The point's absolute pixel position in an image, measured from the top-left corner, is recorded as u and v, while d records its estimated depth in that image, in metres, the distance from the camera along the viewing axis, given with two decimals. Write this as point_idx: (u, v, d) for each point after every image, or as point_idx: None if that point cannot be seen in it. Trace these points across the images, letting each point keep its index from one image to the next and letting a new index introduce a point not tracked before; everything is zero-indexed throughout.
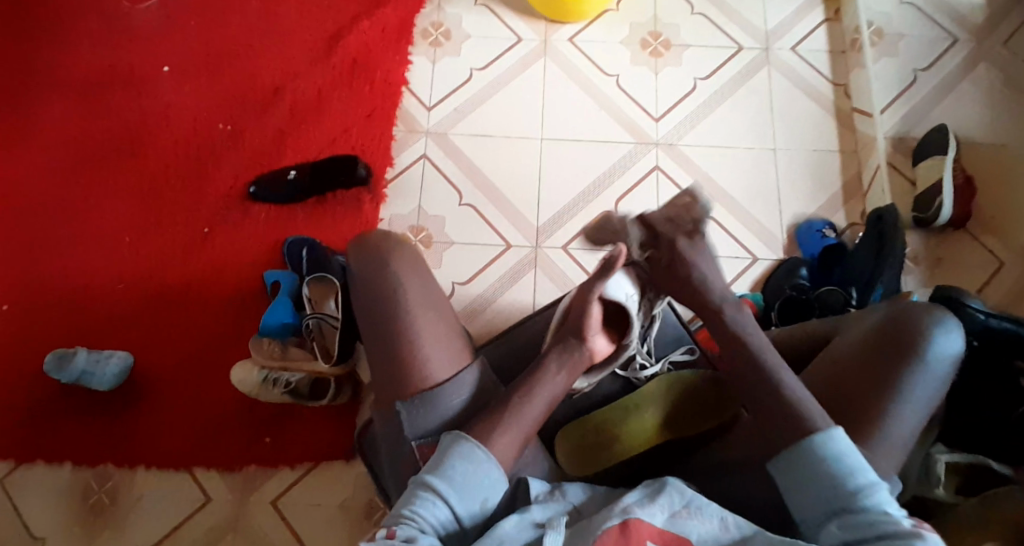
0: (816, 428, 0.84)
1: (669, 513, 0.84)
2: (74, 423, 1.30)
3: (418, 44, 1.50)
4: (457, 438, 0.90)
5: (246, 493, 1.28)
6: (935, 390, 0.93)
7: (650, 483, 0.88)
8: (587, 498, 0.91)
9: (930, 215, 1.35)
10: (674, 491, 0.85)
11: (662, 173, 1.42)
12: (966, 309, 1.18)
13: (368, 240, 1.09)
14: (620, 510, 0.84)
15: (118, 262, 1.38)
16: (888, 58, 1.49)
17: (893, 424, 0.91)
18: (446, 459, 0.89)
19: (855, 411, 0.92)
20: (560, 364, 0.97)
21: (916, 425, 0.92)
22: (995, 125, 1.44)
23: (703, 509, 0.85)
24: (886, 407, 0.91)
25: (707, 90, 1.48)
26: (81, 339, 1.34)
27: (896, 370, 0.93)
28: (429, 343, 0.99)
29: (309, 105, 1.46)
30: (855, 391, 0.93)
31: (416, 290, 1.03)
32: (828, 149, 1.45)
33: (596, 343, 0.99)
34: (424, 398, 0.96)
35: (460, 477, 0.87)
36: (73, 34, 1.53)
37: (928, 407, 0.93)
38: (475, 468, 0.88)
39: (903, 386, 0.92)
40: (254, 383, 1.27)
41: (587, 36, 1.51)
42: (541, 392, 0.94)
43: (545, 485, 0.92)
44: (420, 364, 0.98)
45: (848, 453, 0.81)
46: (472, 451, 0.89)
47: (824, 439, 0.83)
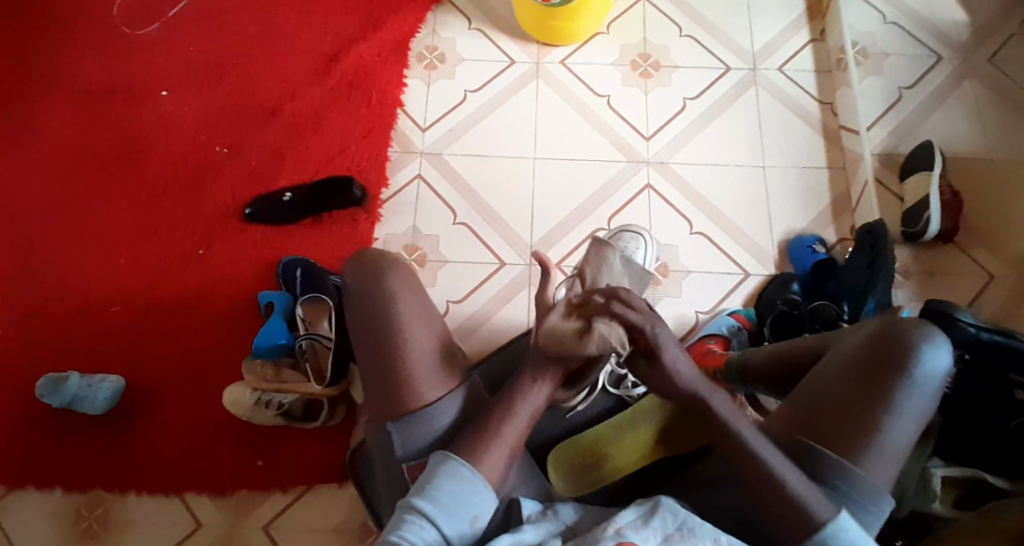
0: (822, 519, 0.85)
1: (662, 537, 0.84)
2: (64, 447, 1.29)
3: (412, 66, 1.52)
4: (444, 458, 0.90)
5: (240, 517, 1.26)
6: (927, 404, 0.93)
7: (643, 501, 0.87)
8: (581, 517, 0.90)
9: (919, 228, 1.37)
10: (667, 513, 0.85)
11: (653, 191, 1.43)
12: (956, 322, 1.17)
13: (360, 257, 1.07)
14: (614, 533, 0.83)
15: (111, 284, 1.38)
16: (874, 77, 1.52)
17: (885, 438, 0.92)
18: (431, 480, 0.88)
19: (847, 426, 0.93)
20: (544, 376, 0.96)
21: (908, 439, 0.93)
22: (980, 140, 1.46)
23: (695, 529, 0.84)
24: (878, 422, 0.92)
25: (697, 109, 1.50)
26: (73, 362, 1.33)
27: (887, 384, 0.93)
28: (419, 361, 0.99)
29: (303, 128, 1.47)
30: (847, 407, 0.94)
31: (413, 305, 1.03)
32: (817, 165, 1.47)
33: (574, 348, 0.97)
34: (412, 420, 0.97)
35: (447, 497, 0.87)
36: (68, 59, 1.54)
37: (920, 420, 0.93)
38: (462, 487, 0.88)
39: (894, 401, 0.92)
40: (245, 405, 1.27)
41: (578, 58, 1.53)
42: (529, 405, 0.95)
43: (537, 504, 0.92)
44: (412, 383, 0.98)
45: (857, 544, 0.83)
46: (459, 471, 0.89)
47: (834, 531, 0.84)
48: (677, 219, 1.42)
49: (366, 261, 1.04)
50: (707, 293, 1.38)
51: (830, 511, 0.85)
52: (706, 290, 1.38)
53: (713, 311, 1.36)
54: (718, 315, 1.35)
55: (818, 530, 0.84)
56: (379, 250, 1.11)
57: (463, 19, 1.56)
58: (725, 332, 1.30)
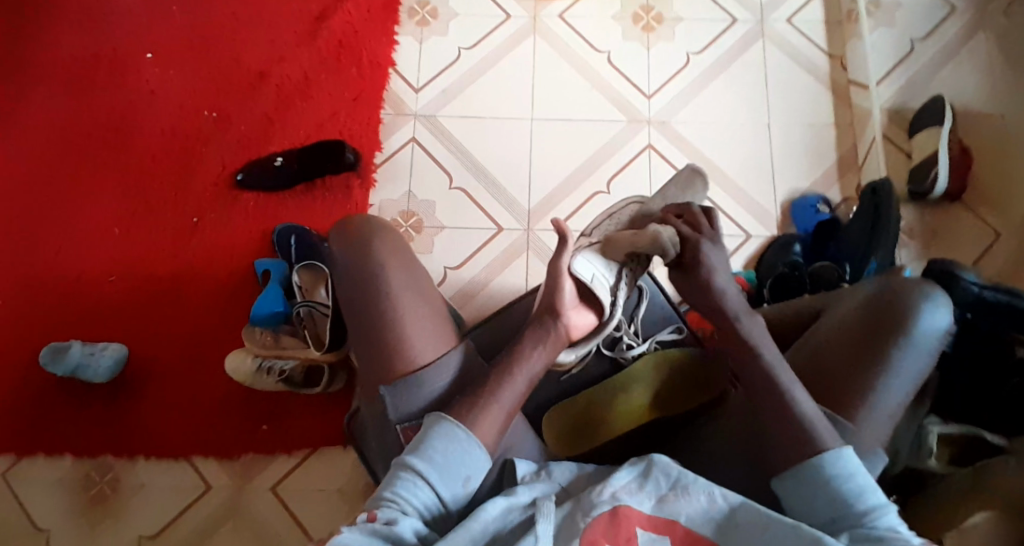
0: (824, 446, 0.85)
1: (656, 499, 0.84)
2: (71, 416, 1.31)
3: (405, 23, 1.48)
4: (439, 418, 0.90)
5: (246, 480, 1.29)
6: (923, 364, 0.93)
7: (638, 459, 0.87)
8: (575, 477, 0.90)
9: (925, 187, 1.34)
10: (660, 475, 0.85)
11: (654, 151, 1.40)
12: (959, 281, 1.17)
13: (350, 228, 1.09)
14: (607, 497, 0.83)
15: (109, 251, 1.38)
16: (885, 29, 1.46)
17: (879, 398, 0.92)
18: (426, 439, 0.89)
19: (840, 386, 0.93)
20: (538, 343, 0.97)
21: (902, 399, 0.92)
22: (993, 94, 1.41)
23: (689, 486, 0.84)
24: (873, 382, 0.92)
25: (700, 65, 1.45)
26: (74, 332, 1.34)
27: (884, 344, 0.93)
28: (409, 334, 0.99)
29: (296, 89, 1.44)
30: (844, 367, 0.94)
31: (401, 277, 1.04)
32: (822, 122, 1.43)
33: (572, 320, 0.99)
34: (406, 384, 0.97)
35: (441, 456, 0.88)
36: (56, 22, 1.50)
37: (915, 380, 0.93)
38: (455, 446, 0.88)
39: (891, 361, 0.92)
40: (247, 371, 1.29)
41: (577, 12, 1.48)
42: (525, 369, 0.94)
43: (531, 465, 0.92)
44: (402, 356, 0.98)
45: (856, 473, 0.83)
46: (453, 431, 0.89)
47: (833, 458, 0.84)
48: None
49: (353, 234, 1.05)
50: None
51: (836, 440, 0.86)
52: None
53: None
54: None
55: (820, 455, 0.85)
56: (373, 220, 1.13)
57: None
58: None
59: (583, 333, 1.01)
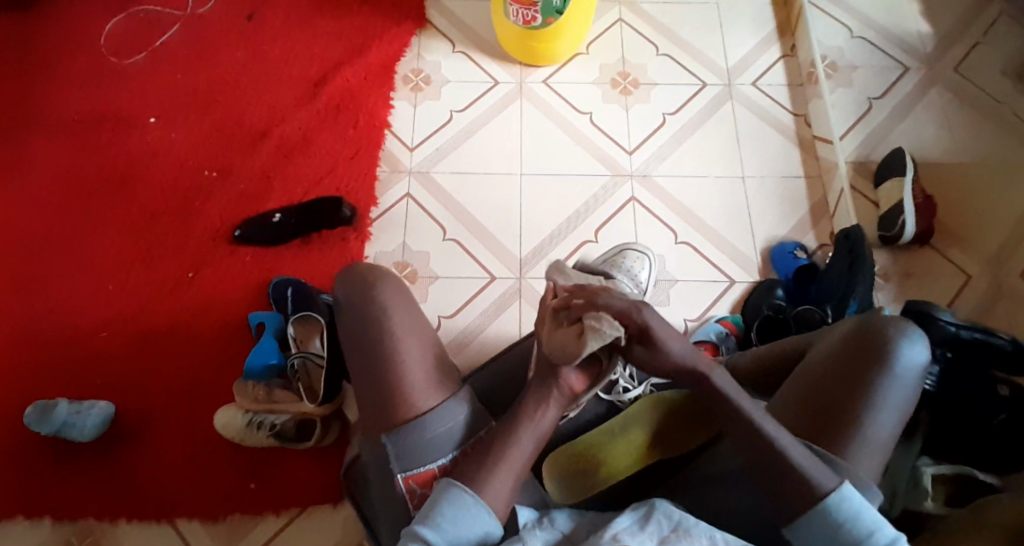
0: (825, 491, 0.86)
1: (658, 540, 0.85)
2: (52, 476, 1.26)
3: (399, 89, 1.55)
4: (448, 485, 0.90)
5: (232, 541, 1.25)
6: (905, 395, 0.96)
7: (638, 505, 0.88)
8: (576, 525, 0.89)
9: (895, 233, 1.41)
10: (661, 517, 0.86)
11: (638, 203, 1.46)
12: (937, 321, 1.25)
13: (350, 272, 1.09)
14: (608, 539, 0.84)
15: (98, 310, 1.37)
16: (843, 88, 1.57)
17: (869, 431, 0.94)
18: (434, 506, 0.89)
19: (832, 423, 0.95)
20: (541, 401, 0.95)
21: (890, 431, 0.95)
22: (949, 146, 1.51)
23: (691, 529, 0.85)
24: (862, 416, 0.95)
25: (676, 123, 1.54)
26: (61, 390, 1.31)
27: (869, 378, 0.96)
28: (415, 378, 1.00)
29: (291, 151, 1.49)
30: (833, 404, 0.96)
31: (404, 318, 1.05)
32: (794, 175, 1.51)
33: (573, 376, 0.96)
34: (410, 430, 0.96)
35: (448, 523, 0.87)
36: (57, 88, 1.54)
37: (900, 411, 0.96)
38: (464, 515, 0.88)
39: (876, 394, 0.95)
40: (237, 427, 1.26)
41: (560, 77, 1.57)
42: (530, 429, 0.94)
43: (533, 513, 0.91)
44: (407, 398, 0.98)
45: (863, 512, 0.84)
46: (461, 497, 0.89)
47: (836, 503, 0.85)
48: (662, 230, 1.45)
49: (353, 277, 1.06)
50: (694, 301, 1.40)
51: (833, 481, 0.87)
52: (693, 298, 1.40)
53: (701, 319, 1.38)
54: (707, 322, 1.36)
55: (822, 500, 0.86)
56: (373, 266, 1.13)
57: (447, 42, 1.60)
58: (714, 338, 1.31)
59: (588, 387, 0.98)
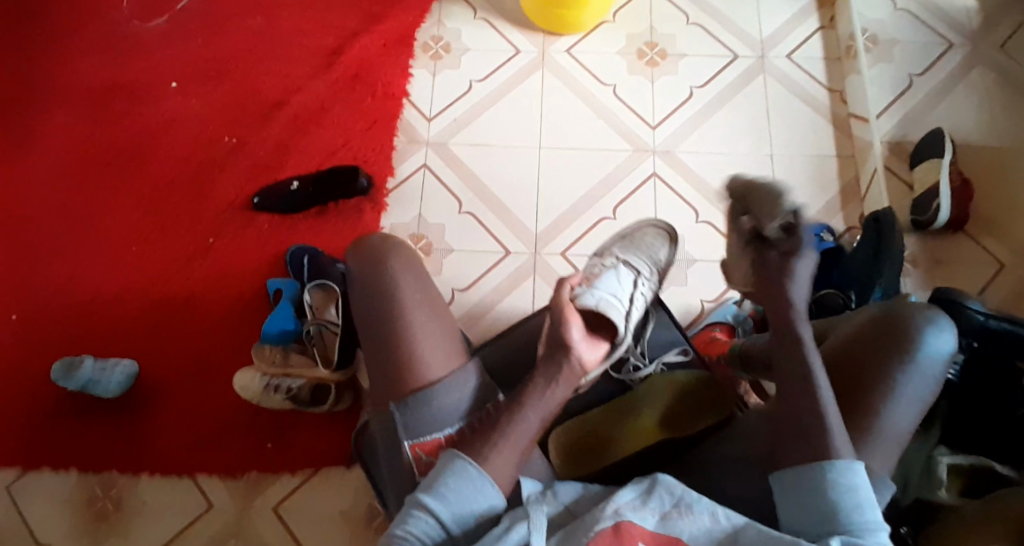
0: (839, 455, 0.82)
1: (659, 516, 0.83)
2: (79, 431, 1.32)
3: (419, 57, 1.54)
4: (453, 456, 0.88)
5: (249, 499, 1.29)
6: (928, 387, 0.92)
7: (642, 478, 0.86)
8: (580, 496, 0.88)
9: (928, 216, 1.36)
10: (664, 492, 0.83)
11: (659, 179, 1.43)
12: (964, 308, 1.19)
13: (362, 244, 1.08)
14: (610, 512, 0.82)
15: (126, 272, 1.41)
16: (883, 64, 1.51)
17: (887, 420, 0.91)
18: (438, 477, 0.87)
19: (851, 410, 0.92)
20: (550, 379, 0.92)
21: (910, 422, 0.92)
22: (990, 127, 1.44)
23: (693, 506, 0.83)
24: (881, 405, 0.91)
25: (703, 98, 1.50)
26: (88, 349, 1.36)
27: (888, 367, 0.93)
28: (422, 348, 0.98)
29: (311, 119, 1.49)
30: (852, 392, 0.93)
31: (413, 289, 1.03)
32: (826, 154, 1.46)
33: (583, 353, 0.95)
34: (419, 399, 0.95)
35: (452, 494, 0.85)
36: (85, 52, 1.57)
37: (922, 403, 0.92)
38: (468, 485, 0.86)
39: (896, 383, 0.92)
40: (256, 389, 1.29)
41: (584, 47, 1.54)
42: (536, 405, 0.91)
43: (537, 486, 0.89)
44: (414, 368, 0.97)
45: (860, 489, 0.80)
46: (465, 469, 0.87)
47: (841, 469, 0.82)
48: (682, 208, 1.42)
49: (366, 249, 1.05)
50: (713, 282, 1.38)
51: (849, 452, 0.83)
52: (713, 279, 1.38)
53: (718, 300, 1.36)
54: (724, 303, 1.35)
55: (833, 460, 0.82)
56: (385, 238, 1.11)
57: (470, 8, 1.57)
58: (731, 319, 1.30)
59: (594, 365, 0.97)
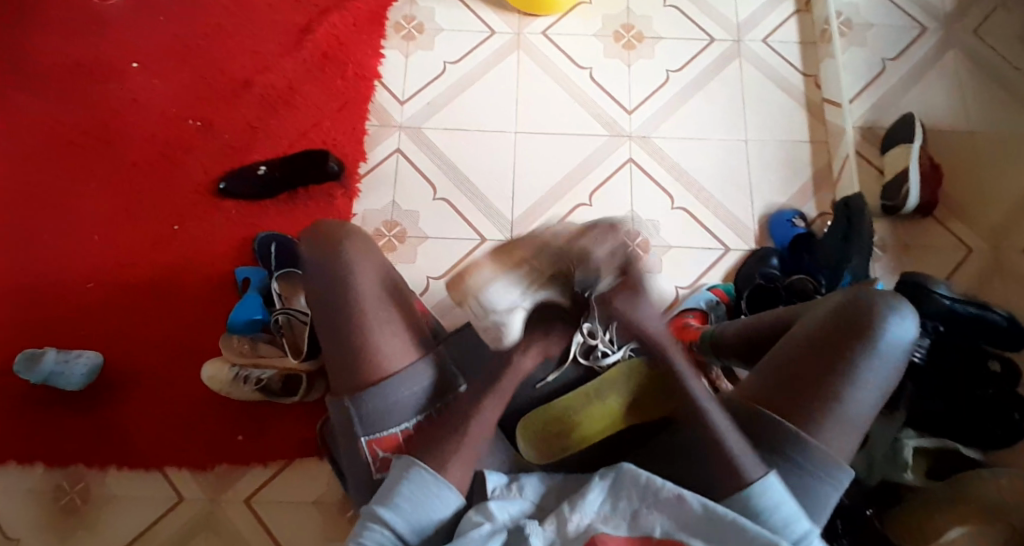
0: (750, 478, 0.85)
1: (630, 515, 0.83)
2: (43, 424, 1.28)
3: (390, 37, 1.50)
4: (407, 464, 0.89)
5: (222, 490, 1.27)
6: (889, 374, 0.93)
7: (607, 471, 0.85)
8: (544, 491, 0.90)
9: (898, 202, 1.36)
10: (630, 486, 0.84)
11: (636, 165, 1.42)
12: (931, 294, 1.20)
13: (316, 233, 1.06)
14: (582, 529, 0.82)
15: (86, 259, 1.36)
16: (857, 49, 1.51)
17: (844, 407, 0.92)
18: (394, 486, 0.88)
19: (809, 398, 0.92)
20: (491, 393, 0.94)
21: (868, 409, 0.93)
22: (962, 113, 1.45)
23: (660, 498, 0.83)
24: (839, 393, 0.92)
25: (680, 82, 1.48)
26: (49, 339, 1.32)
27: (849, 355, 0.93)
28: (382, 339, 0.99)
29: (277, 100, 1.45)
30: (811, 379, 0.93)
31: (371, 280, 1.02)
32: (800, 140, 1.46)
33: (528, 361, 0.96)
34: (374, 395, 0.96)
35: (409, 504, 0.87)
36: (38, 29, 1.50)
37: (879, 390, 0.93)
38: (424, 494, 0.87)
39: (857, 371, 0.92)
40: (224, 379, 1.27)
41: (560, 29, 1.51)
42: (483, 419, 0.92)
43: (502, 477, 0.90)
44: (375, 360, 0.98)
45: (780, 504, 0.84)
46: (421, 478, 0.88)
47: (756, 493, 0.84)
48: (658, 194, 1.41)
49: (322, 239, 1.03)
50: (687, 269, 1.37)
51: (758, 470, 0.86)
52: (687, 266, 1.38)
53: (693, 286, 1.36)
54: (699, 290, 1.34)
55: (746, 486, 0.85)
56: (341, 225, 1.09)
57: None
58: (705, 307, 1.30)
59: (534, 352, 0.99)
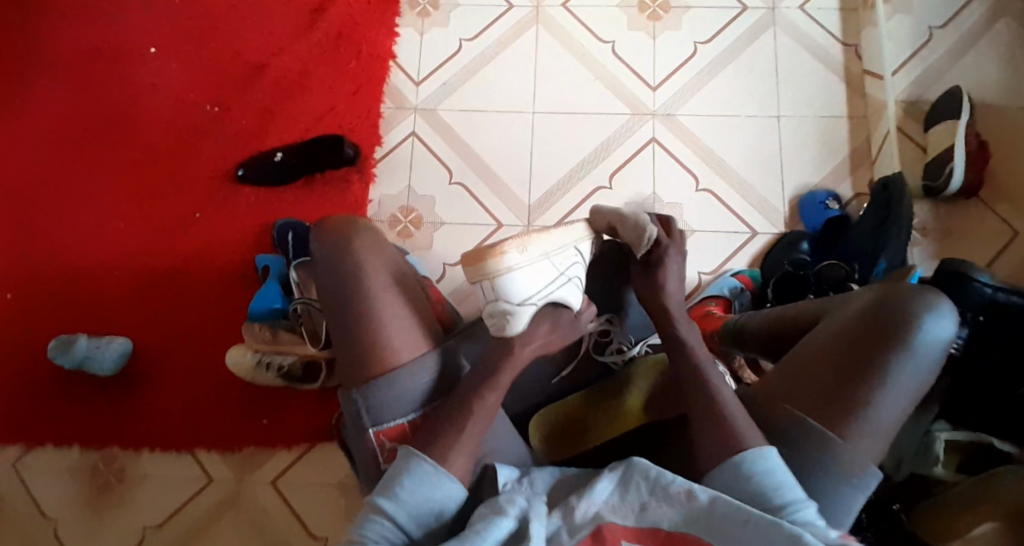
0: (746, 445, 0.81)
1: (637, 507, 0.79)
2: (76, 409, 1.32)
3: (406, 15, 1.47)
4: (409, 453, 0.86)
5: (247, 473, 1.30)
6: (925, 376, 0.87)
7: (616, 465, 0.82)
8: (555, 483, 0.86)
9: (939, 184, 1.28)
10: (639, 479, 0.80)
11: (659, 144, 1.37)
12: (972, 284, 1.10)
13: (327, 222, 1.03)
14: (589, 517, 0.79)
15: (114, 246, 1.39)
16: (902, 15, 1.42)
17: (875, 413, 0.86)
18: (394, 478, 0.85)
19: (835, 404, 0.87)
20: (490, 387, 0.90)
21: (900, 413, 0.87)
22: (1013, 84, 1.35)
23: (668, 488, 0.79)
24: (869, 398, 0.86)
25: (707, 54, 1.42)
26: (80, 326, 1.35)
27: (882, 358, 0.87)
28: (390, 331, 0.95)
29: (295, 83, 1.44)
30: (840, 383, 0.87)
31: (380, 270, 0.98)
32: (836, 115, 1.38)
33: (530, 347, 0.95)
34: (380, 384, 0.94)
35: (408, 495, 0.84)
36: (62, 17, 1.52)
37: (915, 392, 0.88)
38: (423, 484, 0.84)
39: (889, 375, 0.87)
40: (247, 365, 1.28)
41: (580, 1, 1.46)
42: (484, 409, 0.89)
43: (513, 471, 0.87)
44: (381, 353, 0.95)
45: (775, 468, 0.80)
46: (421, 467, 0.85)
47: (755, 456, 0.80)
48: (682, 176, 1.36)
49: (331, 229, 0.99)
50: (711, 254, 1.32)
51: (758, 438, 0.82)
52: (711, 251, 1.33)
53: (716, 272, 1.32)
54: (722, 276, 1.30)
55: (740, 453, 0.81)
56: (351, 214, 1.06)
57: None
58: (728, 294, 1.25)
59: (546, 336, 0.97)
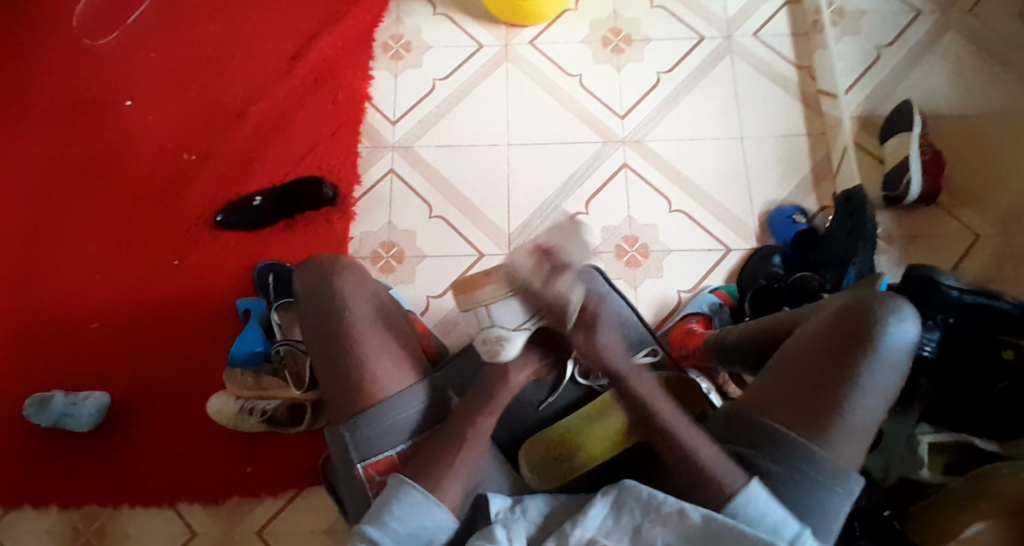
0: (729, 491, 0.82)
1: (631, 532, 0.80)
2: (52, 467, 1.28)
3: (378, 58, 1.50)
4: (399, 481, 0.85)
5: (232, 524, 1.26)
6: (894, 378, 0.87)
7: (609, 488, 0.82)
8: (550, 510, 0.85)
9: (899, 192, 1.34)
10: (632, 503, 0.81)
11: (631, 169, 1.41)
12: (938, 287, 1.10)
13: (310, 263, 1.02)
14: (585, 541, 0.79)
15: (88, 299, 1.37)
16: (852, 37, 1.49)
17: (850, 417, 0.86)
18: (384, 506, 0.84)
19: (812, 410, 0.87)
20: (485, 411, 0.90)
21: (875, 415, 0.87)
22: (961, 97, 1.43)
23: (660, 508, 0.80)
24: (843, 403, 0.86)
25: (672, 82, 1.47)
26: (55, 382, 1.32)
27: (852, 362, 0.87)
28: (378, 363, 0.95)
29: (271, 129, 1.46)
30: (814, 390, 0.87)
31: (365, 304, 0.98)
32: (797, 133, 1.44)
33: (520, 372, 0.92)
34: (370, 416, 0.92)
35: (399, 523, 0.83)
36: (33, 75, 1.52)
37: (887, 393, 0.87)
38: (414, 513, 0.84)
39: (861, 379, 0.86)
40: (230, 413, 1.25)
41: (547, 38, 1.51)
42: (476, 437, 0.88)
43: (506, 500, 0.85)
44: (369, 383, 0.94)
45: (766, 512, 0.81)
46: (412, 494, 0.84)
47: (741, 503, 0.82)
48: (655, 198, 1.39)
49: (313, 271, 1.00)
50: (689, 272, 1.35)
51: (739, 481, 0.83)
52: (689, 269, 1.35)
53: (695, 289, 1.34)
54: (701, 293, 1.32)
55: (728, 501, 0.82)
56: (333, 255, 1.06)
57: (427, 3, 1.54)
58: (708, 310, 1.27)
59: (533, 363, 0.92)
